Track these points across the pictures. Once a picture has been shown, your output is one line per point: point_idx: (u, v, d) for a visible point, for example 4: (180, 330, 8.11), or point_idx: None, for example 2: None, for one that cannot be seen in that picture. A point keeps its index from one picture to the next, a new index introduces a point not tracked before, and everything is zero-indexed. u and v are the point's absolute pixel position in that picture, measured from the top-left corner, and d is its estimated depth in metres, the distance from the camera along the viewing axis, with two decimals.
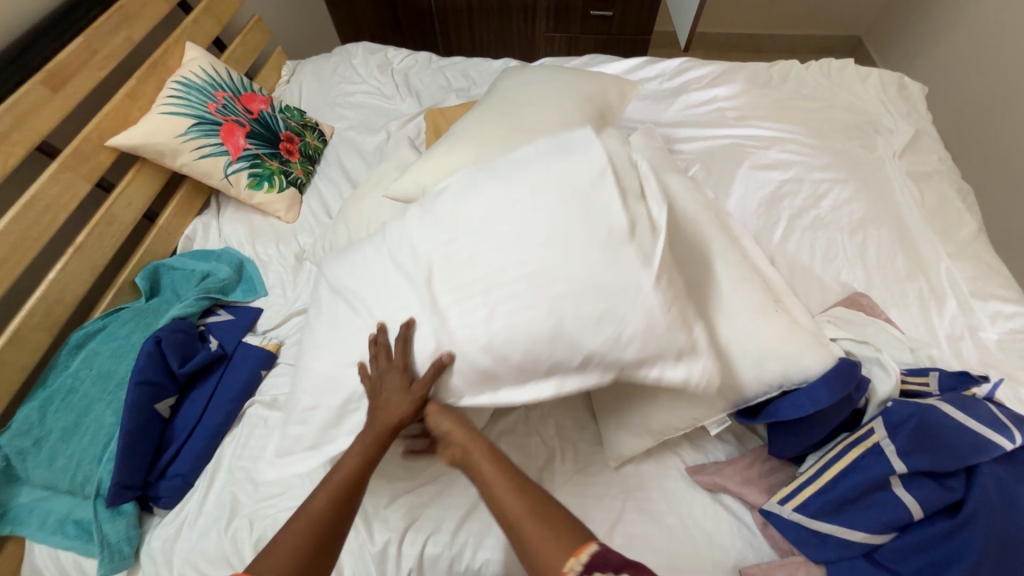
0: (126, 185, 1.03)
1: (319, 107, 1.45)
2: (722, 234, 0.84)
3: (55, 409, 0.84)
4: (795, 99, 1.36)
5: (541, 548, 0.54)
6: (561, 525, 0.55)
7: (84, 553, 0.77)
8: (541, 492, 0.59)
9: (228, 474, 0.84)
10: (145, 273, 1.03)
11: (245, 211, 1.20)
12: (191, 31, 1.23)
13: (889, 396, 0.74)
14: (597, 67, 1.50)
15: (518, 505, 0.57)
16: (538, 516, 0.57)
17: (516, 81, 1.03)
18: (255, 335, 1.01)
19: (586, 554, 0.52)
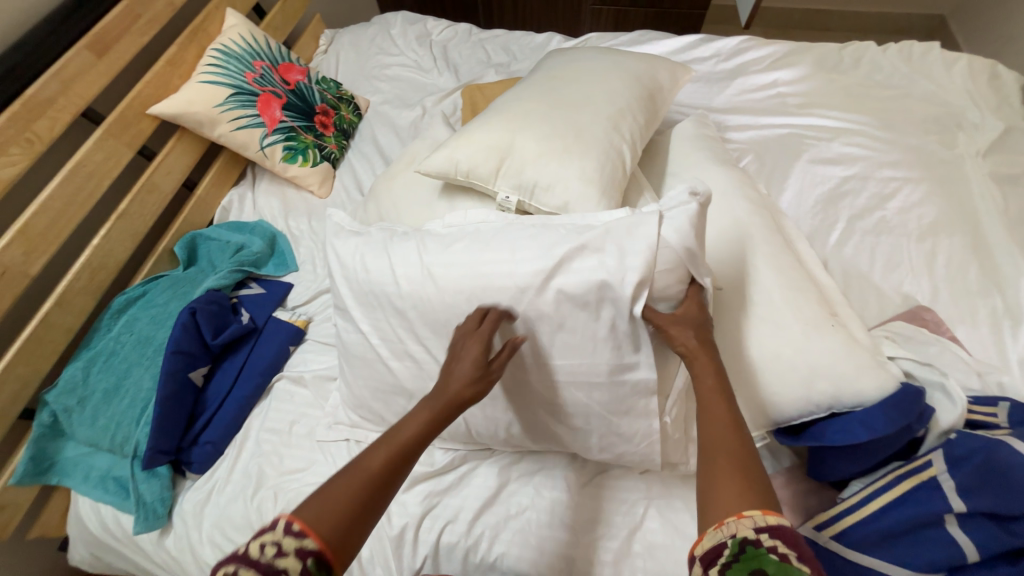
0: (166, 154, 1.04)
1: (355, 80, 1.42)
2: (778, 236, 0.77)
3: (97, 371, 0.88)
4: (867, 87, 1.23)
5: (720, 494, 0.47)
6: (757, 473, 0.48)
7: (122, 508, 0.81)
8: (737, 414, 0.53)
9: (255, 445, 0.86)
10: (183, 243, 1.05)
11: (279, 184, 1.19)
12: None
13: (953, 426, 0.67)
14: (647, 45, 1.40)
15: (723, 411, 0.53)
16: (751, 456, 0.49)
17: (562, 59, 0.97)
18: (286, 310, 1.02)
19: (775, 518, 0.44)
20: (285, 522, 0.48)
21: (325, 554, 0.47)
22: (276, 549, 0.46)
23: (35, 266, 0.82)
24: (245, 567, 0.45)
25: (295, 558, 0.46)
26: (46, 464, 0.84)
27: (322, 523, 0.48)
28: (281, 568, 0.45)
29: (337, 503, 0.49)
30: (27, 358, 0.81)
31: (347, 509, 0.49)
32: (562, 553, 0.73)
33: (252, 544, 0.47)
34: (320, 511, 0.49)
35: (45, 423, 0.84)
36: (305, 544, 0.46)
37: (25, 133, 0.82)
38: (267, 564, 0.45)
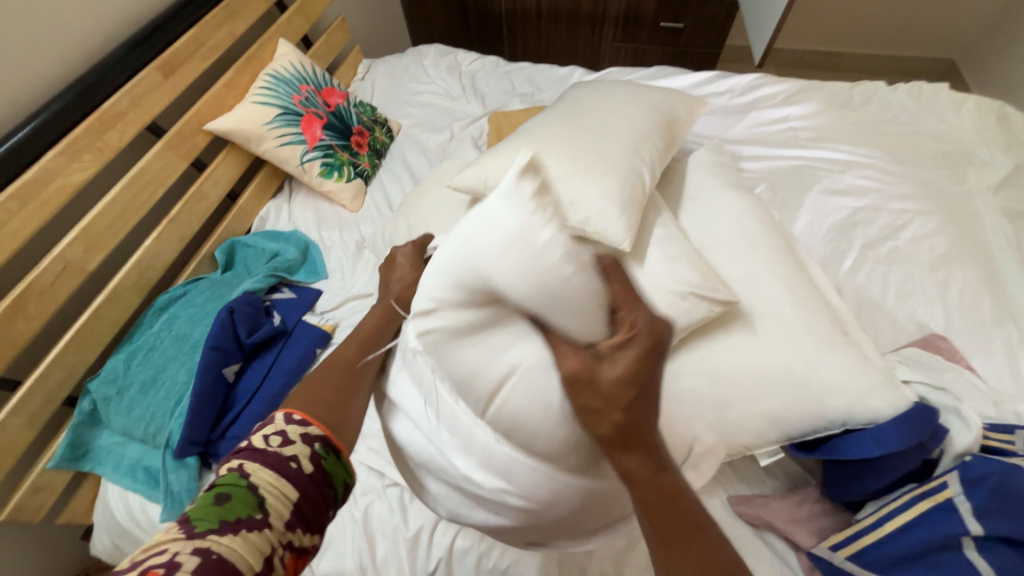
0: (215, 166, 1.12)
1: (389, 105, 1.52)
2: (790, 258, 0.80)
3: (137, 364, 0.93)
4: (877, 123, 1.28)
5: None
6: None
7: (150, 497, 0.85)
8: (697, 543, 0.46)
9: None
10: (223, 248, 1.12)
11: (314, 197, 1.27)
12: (284, 29, 1.32)
13: (968, 449, 0.67)
14: (665, 79, 1.48)
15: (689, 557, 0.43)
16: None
17: (586, 90, 1.05)
18: (314, 315, 1.07)
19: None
20: (285, 416, 0.56)
21: (329, 438, 0.56)
22: (282, 439, 0.53)
23: (92, 263, 0.88)
24: (252, 464, 0.50)
25: (302, 445, 0.53)
26: (82, 451, 0.88)
27: (315, 414, 0.57)
28: (291, 457, 0.52)
29: (321, 398, 0.59)
30: (76, 348, 0.87)
31: (330, 402, 0.59)
32: (575, 562, 0.74)
33: (253, 438, 0.53)
34: (311, 402, 0.58)
35: (85, 411, 0.88)
36: (310, 431, 0.55)
37: (97, 143, 0.90)
38: (275, 457, 0.51)
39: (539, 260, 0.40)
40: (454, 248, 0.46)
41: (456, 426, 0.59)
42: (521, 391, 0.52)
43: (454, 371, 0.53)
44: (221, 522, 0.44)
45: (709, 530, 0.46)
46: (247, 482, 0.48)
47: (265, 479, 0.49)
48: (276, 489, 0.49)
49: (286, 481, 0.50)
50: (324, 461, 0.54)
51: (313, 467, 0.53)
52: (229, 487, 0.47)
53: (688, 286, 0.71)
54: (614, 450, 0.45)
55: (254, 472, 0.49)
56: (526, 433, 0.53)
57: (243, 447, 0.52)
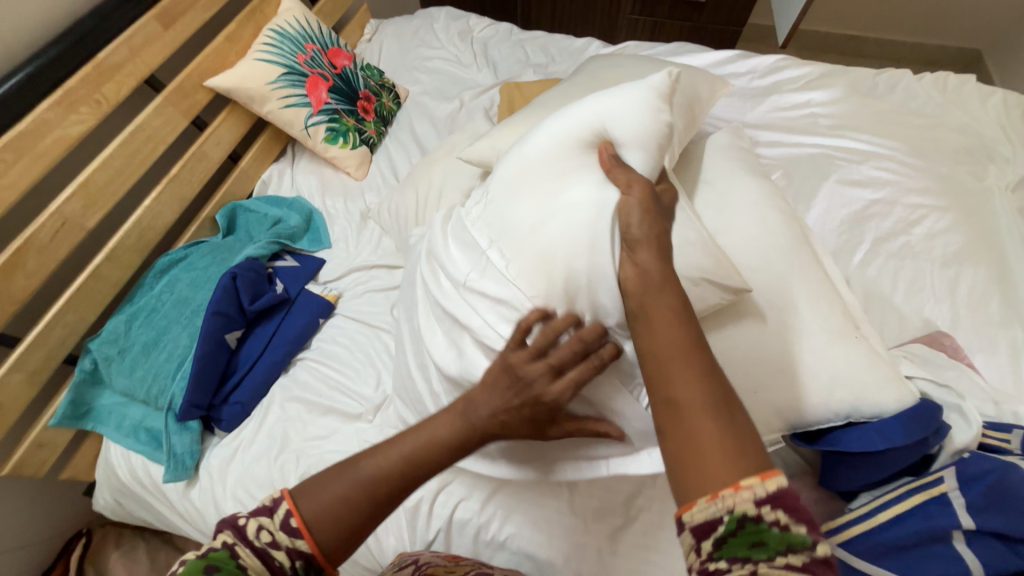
0: (217, 125, 1.08)
1: (397, 70, 1.46)
2: (806, 249, 0.79)
3: (138, 325, 0.92)
4: (900, 113, 1.25)
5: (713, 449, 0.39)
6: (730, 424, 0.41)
7: (153, 457, 0.85)
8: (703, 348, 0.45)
9: (281, 410, 0.89)
10: (224, 212, 1.09)
11: (318, 163, 1.23)
12: None
13: (966, 446, 0.68)
14: (684, 56, 1.43)
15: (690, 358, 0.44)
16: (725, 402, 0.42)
17: (605, 63, 1.01)
18: (317, 284, 1.06)
19: (775, 483, 0.37)
20: (285, 511, 0.48)
21: (316, 558, 0.47)
22: (270, 539, 0.47)
23: (92, 221, 0.86)
24: (242, 544, 0.47)
25: (286, 552, 0.47)
26: (83, 409, 0.88)
27: (324, 528, 0.47)
28: (274, 557, 0.47)
29: (336, 511, 0.48)
30: (75, 307, 0.85)
31: (348, 517, 0.48)
32: (572, 537, 0.76)
33: (248, 519, 0.49)
34: (321, 513, 0.48)
35: (86, 370, 0.88)
36: (297, 544, 0.47)
37: (94, 95, 0.87)
38: (261, 550, 0.47)
39: (644, 127, 0.64)
40: (584, 113, 0.67)
41: (505, 226, 0.68)
42: (575, 225, 0.60)
43: (536, 200, 0.65)
44: None
45: (719, 384, 0.43)
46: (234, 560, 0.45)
47: (251, 564, 0.46)
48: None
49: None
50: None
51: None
52: (218, 559, 0.45)
53: (702, 272, 0.69)
54: (647, 292, 0.49)
55: (241, 551, 0.46)
56: (559, 267, 0.61)
57: (240, 522, 0.49)
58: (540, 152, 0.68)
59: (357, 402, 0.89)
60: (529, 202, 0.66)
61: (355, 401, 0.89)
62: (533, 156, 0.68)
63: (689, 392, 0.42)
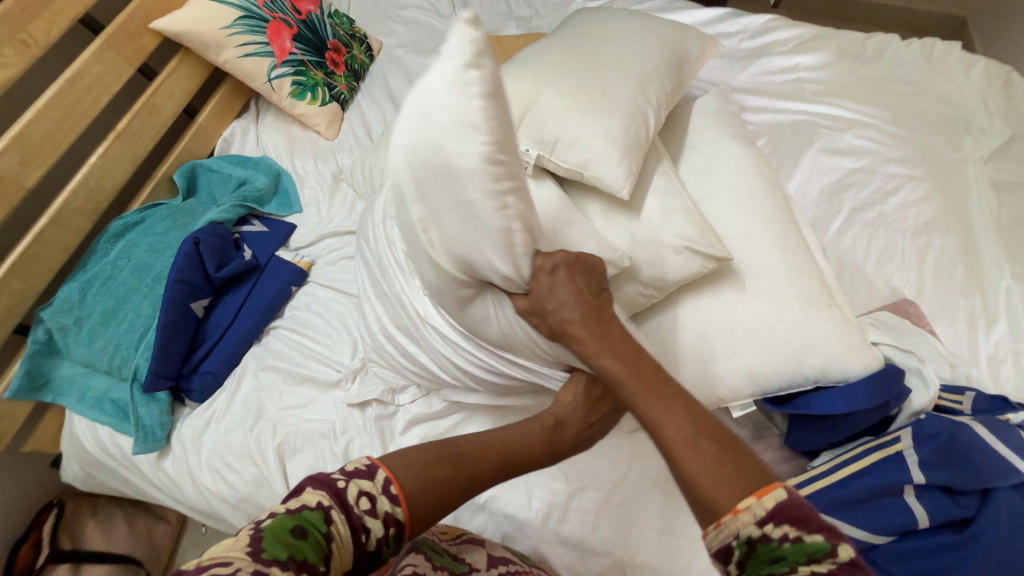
0: (168, 75, 0.99)
1: (368, 18, 1.35)
2: (787, 217, 0.79)
3: (94, 293, 0.86)
4: (885, 80, 1.23)
5: (714, 477, 0.41)
6: (727, 447, 0.43)
7: (121, 429, 0.82)
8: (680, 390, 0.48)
9: (254, 379, 0.87)
10: (183, 171, 1.02)
11: (285, 120, 1.15)
12: None
13: (923, 409, 0.72)
14: (675, 13, 1.36)
15: (653, 400, 0.47)
16: (710, 424, 0.44)
17: (594, 16, 0.94)
18: (288, 251, 1.01)
19: (772, 499, 0.39)
20: (385, 480, 0.49)
21: (405, 530, 0.48)
22: (369, 503, 0.47)
23: (31, 179, 0.79)
24: (337, 508, 0.45)
25: (382, 524, 0.46)
26: (40, 381, 0.84)
27: (421, 501, 0.49)
28: (365, 529, 0.45)
29: (432, 487, 0.50)
30: (21, 274, 0.79)
31: (438, 495, 0.50)
32: (550, 499, 0.78)
33: (350, 485, 0.47)
34: (416, 482, 0.50)
35: (40, 341, 0.83)
36: (395, 514, 0.47)
37: (20, 35, 0.77)
38: (356, 517, 0.45)
39: (491, 82, 0.49)
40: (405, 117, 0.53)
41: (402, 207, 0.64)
42: (441, 214, 0.54)
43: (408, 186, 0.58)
44: (289, 556, 0.39)
45: (703, 415, 0.45)
46: (325, 527, 0.43)
47: (341, 535, 0.43)
48: (343, 552, 0.43)
49: (353, 548, 0.44)
50: (384, 547, 0.47)
51: (374, 548, 0.46)
52: (313, 523, 0.42)
53: (684, 241, 0.69)
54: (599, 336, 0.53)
55: (335, 519, 0.44)
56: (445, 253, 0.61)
57: (338, 485, 0.47)
58: (410, 155, 0.55)
59: (332, 371, 0.87)
60: (401, 196, 0.56)
61: (329, 370, 0.87)
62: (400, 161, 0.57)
63: (672, 435, 0.44)
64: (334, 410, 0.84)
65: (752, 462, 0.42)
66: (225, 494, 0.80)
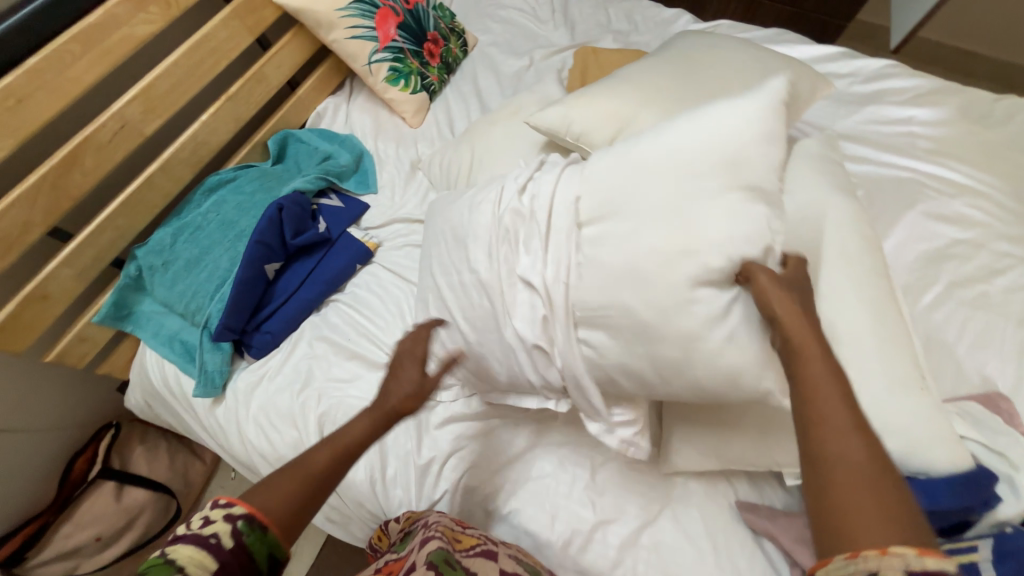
0: (280, 47, 1.04)
1: (468, 14, 1.38)
2: (883, 282, 0.73)
3: (183, 240, 0.93)
4: (1011, 148, 1.12)
5: (866, 508, 0.37)
6: (898, 497, 0.38)
7: (184, 370, 0.88)
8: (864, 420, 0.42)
9: (308, 346, 0.91)
10: (276, 138, 1.08)
11: (375, 103, 1.19)
12: None
13: (1010, 520, 0.64)
14: (782, 46, 1.30)
15: (845, 415, 0.41)
16: (891, 467, 0.39)
17: (704, 41, 0.91)
18: (358, 229, 1.04)
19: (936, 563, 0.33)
20: (210, 500, 0.51)
21: (262, 519, 0.50)
22: (202, 518, 0.49)
23: (150, 128, 0.85)
24: (175, 541, 0.48)
25: (222, 522, 0.49)
26: (125, 312, 0.91)
27: (251, 495, 0.52)
28: (211, 533, 0.48)
29: (274, 495, 0.52)
30: (127, 212, 0.86)
31: (277, 502, 0.52)
32: (573, 525, 0.76)
33: (186, 521, 0.50)
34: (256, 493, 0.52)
35: (131, 276, 0.90)
36: (234, 510, 0.50)
37: None
38: (194, 536, 0.48)
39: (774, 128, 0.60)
40: (703, 120, 0.61)
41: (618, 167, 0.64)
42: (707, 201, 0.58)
43: (665, 167, 0.61)
44: None
45: (880, 453, 0.39)
46: (166, 558, 0.46)
47: (188, 553, 0.46)
48: (198, 561, 0.46)
49: (206, 553, 0.47)
50: (245, 535, 0.49)
51: (232, 542, 0.48)
52: (153, 562, 0.46)
53: None
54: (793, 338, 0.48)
55: (173, 547, 0.47)
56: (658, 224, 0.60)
57: (199, 528, 0.49)
58: (677, 136, 0.62)
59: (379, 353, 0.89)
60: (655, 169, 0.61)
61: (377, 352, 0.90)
62: (661, 134, 0.63)
63: (854, 455, 0.39)
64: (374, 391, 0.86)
65: (920, 519, 0.36)
66: (265, 450, 0.84)
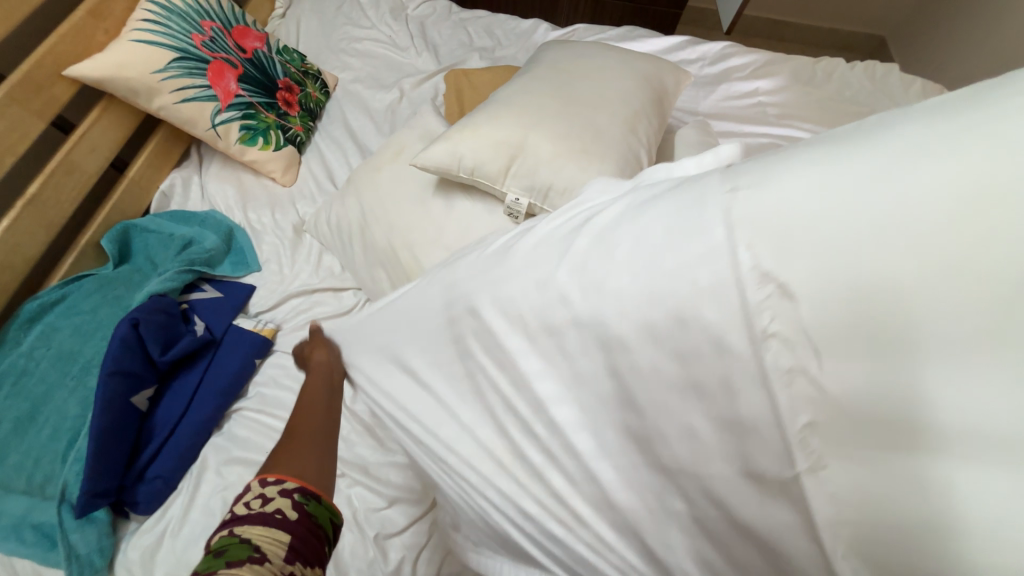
0: (90, 126, 0.86)
1: (321, 53, 1.26)
2: None
3: (5, 395, 0.72)
4: (839, 101, 1.28)
5: None
6: None
7: (47, 562, 0.66)
8: None
9: (218, 477, 0.74)
10: (113, 234, 0.88)
11: (234, 167, 1.03)
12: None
13: None
14: (636, 41, 1.37)
15: None
16: None
17: (571, 49, 0.91)
18: (248, 318, 0.89)
19: None
20: (259, 479, 0.45)
21: (310, 487, 0.46)
22: (261, 498, 0.43)
23: None
24: (237, 524, 0.42)
25: (282, 498, 0.44)
26: None
27: (290, 467, 0.47)
28: (274, 509, 0.43)
29: (304, 461, 0.48)
30: None
31: (305, 460, 0.48)
32: None
33: (232, 508, 0.43)
34: (290, 461, 0.48)
35: None
36: (288, 484, 0.45)
37: None
38: (259, 514, 0.42)
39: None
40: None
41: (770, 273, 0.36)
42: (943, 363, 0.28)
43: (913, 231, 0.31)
44: (224, 565, 0.38)
45: None
46: (238, 539, 0.40)
47: (256, 533, 0.41)
48: (270, 538, 0.41)
49: (273, 528, 0.41)
50: (307, 505, 0.45)
51: (298, 513, 0.43)
52: (224, 543, 0.40)
53: None
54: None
55: (242, 527, 0.41)
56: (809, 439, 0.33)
57: (252, 507, 0.43)
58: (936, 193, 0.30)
59: None
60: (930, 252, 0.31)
61: None
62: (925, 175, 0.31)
63: None
64: None
65: None
66: None
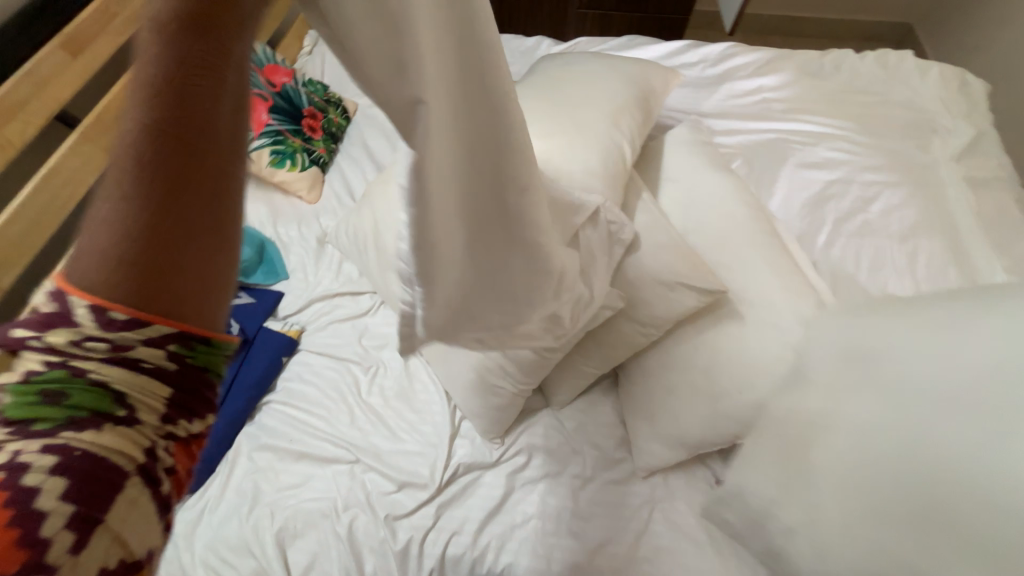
0: None
1: (343, 82, 1.38)
2: (777, 240, 0.80)
3: None
4: (849, 92, 1.27)
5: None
6: None
7: None
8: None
9: (250, 461, 0.83)
10: None
11: (267, 188, 1.15)
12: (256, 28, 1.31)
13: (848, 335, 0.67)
14: (637, 49, 1.41)
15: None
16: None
17: (565, 60, 0.97)
18: (277, 320, 0.99)
19: None
20: (92, 309, 0.28)
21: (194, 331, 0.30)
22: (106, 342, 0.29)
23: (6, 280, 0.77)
24: (67, 369, 0.29)
25: (148, 347, 0.29)
26: None
27: (157, 299, 0.29)
28: (138, 358, 0.29)
29: (160, 290, 0.29)
30: None
31: (169, 285, 0.29)
32: (569, 560, 0.74)
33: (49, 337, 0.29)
34: (133, 280, 0.28)
35: None
36: (151, 329, 0.29)
37: None
38: (113, 360, 0.29)
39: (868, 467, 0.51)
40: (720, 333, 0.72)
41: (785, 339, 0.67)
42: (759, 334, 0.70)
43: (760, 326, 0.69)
44: (58, 421, 0.29)
45: None
46: (82, 382, 0.29)
47: (117, 382, 0.30)
48: (137, 393, 0.30)
49: (150, 383, 0.30)
50: (191, 361, 0.31)
51: (175, 364, 0.30)
52: (58, 383, 0.29)
53: (677, 277, 0.72)
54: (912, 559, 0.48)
55: (86, 367, 0.29)
56: (918, 422, 0.48)
57: (85, 352, 0.29)
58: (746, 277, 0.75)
59: (342, 444, 0.84)
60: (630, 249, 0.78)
61: (339, 445, 0.84)
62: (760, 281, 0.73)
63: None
64: (333, 486, 0.80)
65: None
66: None
